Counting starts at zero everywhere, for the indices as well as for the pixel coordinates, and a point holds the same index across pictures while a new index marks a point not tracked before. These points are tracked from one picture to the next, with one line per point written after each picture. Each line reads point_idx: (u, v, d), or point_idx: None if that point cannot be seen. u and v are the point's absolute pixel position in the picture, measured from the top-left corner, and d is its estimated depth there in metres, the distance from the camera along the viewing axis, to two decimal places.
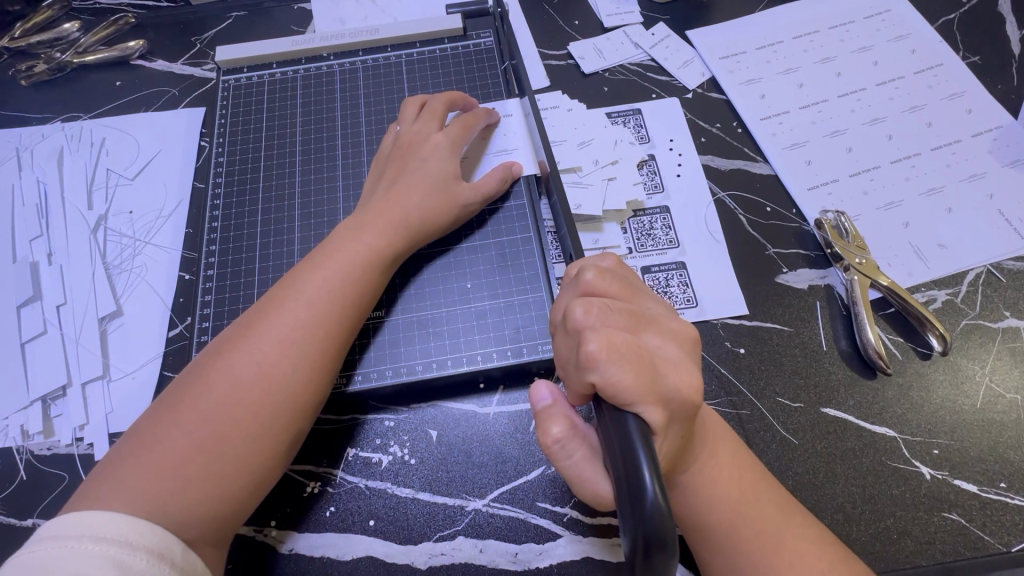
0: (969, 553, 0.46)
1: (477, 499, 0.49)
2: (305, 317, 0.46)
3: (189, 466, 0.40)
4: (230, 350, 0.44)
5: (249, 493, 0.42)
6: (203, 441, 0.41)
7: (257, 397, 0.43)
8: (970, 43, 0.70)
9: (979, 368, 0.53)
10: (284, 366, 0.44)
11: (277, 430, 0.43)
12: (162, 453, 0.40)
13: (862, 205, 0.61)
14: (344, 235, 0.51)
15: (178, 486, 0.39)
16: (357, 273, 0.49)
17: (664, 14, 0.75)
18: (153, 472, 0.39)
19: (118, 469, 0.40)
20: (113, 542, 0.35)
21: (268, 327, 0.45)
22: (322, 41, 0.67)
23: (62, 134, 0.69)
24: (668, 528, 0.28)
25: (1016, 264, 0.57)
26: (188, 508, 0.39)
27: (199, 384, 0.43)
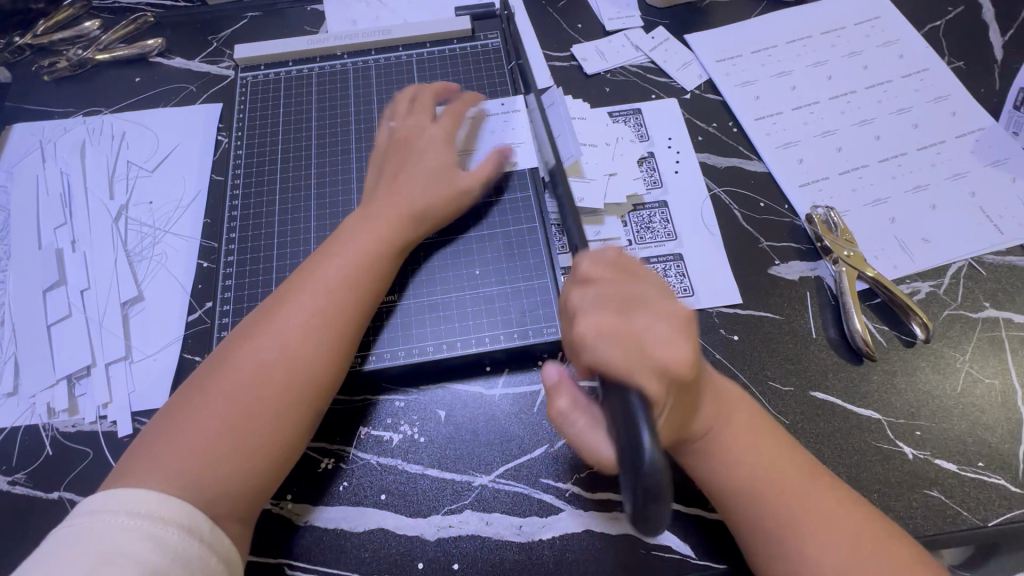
0: (948, 527, 0.49)
1: (484, 475, 0.52)
2: (323, 303, 0.48)
3: (219, 443, 0.43)
4: (254, 336, 0.47)
5: (273, 470, 0.45)
6: (230, 421, 0.43)
7: (280, 379, 0.45)
8: (955, 49, 0.74)
9: (959, 355, 0.56)
10: (304, 350, 0.47)
11: (298, 410, 0.46)
12: (192, 433, 0.43)
13: (851, 202, 0.64)
14: (355, 226, 0.53)
15: (208, 463, 0.42)
16: (371, 261, 0.51)
17: (663, 19, 0.78)
18: (184, 452, 0.42)
19: (151, 449, 0.42)
20: (146, 517, 0.38)
21: (287, 313, 0.48)
22: (335, 40, 0.69)
23: (83, 127, 0.71)
24: (662, 479, 0.31)
25: (996, 258, 0.60)
26: (217, 485, 0.42)
27: (224, 368, 0.45)
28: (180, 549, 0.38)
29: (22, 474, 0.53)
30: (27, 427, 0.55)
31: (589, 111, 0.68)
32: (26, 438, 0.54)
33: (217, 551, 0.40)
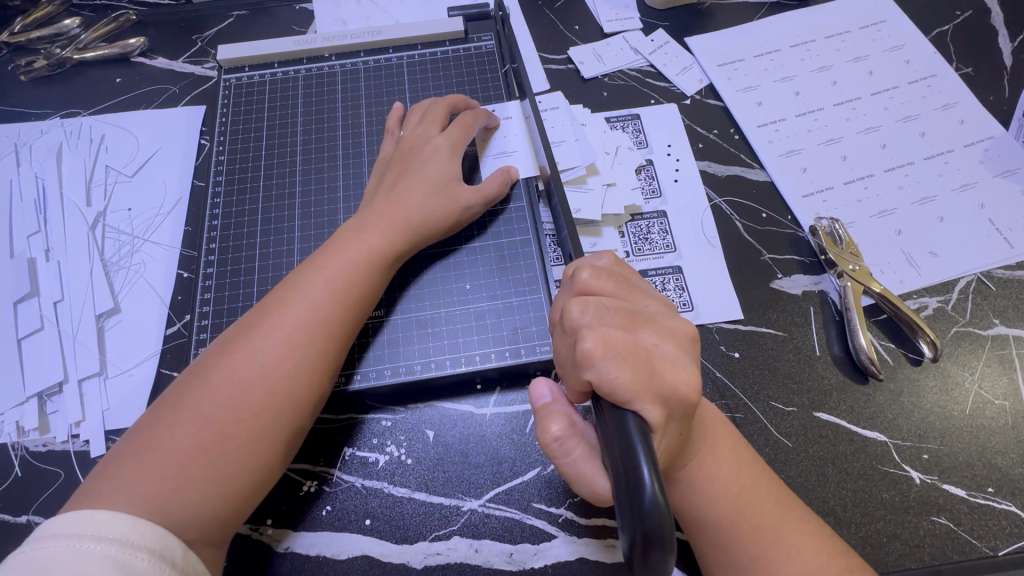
0: (957, 556, 0.47)
1: (473, 500, 0.50)
2: (306, 318, 0.46)
3: (191, 466, 0.40)
4: (232, 351, 0.44)
5: (249, 493, 0.42)
6: (203, 441, 0.41)
7: (259, 398, 0.43)
8: (963, 55, 0.72)
9: (968, 374, 0.53)
10: (285, 367, 0.44)
11: (279, 430, 0.43)
12: (165, 453, 0.40)
13: (856, 213, 0.61)
14: (350, 236, 0.51)
15: (180, 485, 0.40)
16: (360, 274, 0.49)
17: (663, 21, 0.75)
18: (155, 473, 0.40)
19: (121, 469, 0.40)
20: (115, 542, 0.36)
21: (269, 326, 0.45)
22: (323, 41, 0.67)
23: (61, 130, 0.69)
24: (665, 520, 0.28)
25: (1005, 273, 0.58)
26: (189, 507, 0.39)
27: (201, 384, 0.43)
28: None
29: None
30: None
31: (588, 116, 0.66)
32: None
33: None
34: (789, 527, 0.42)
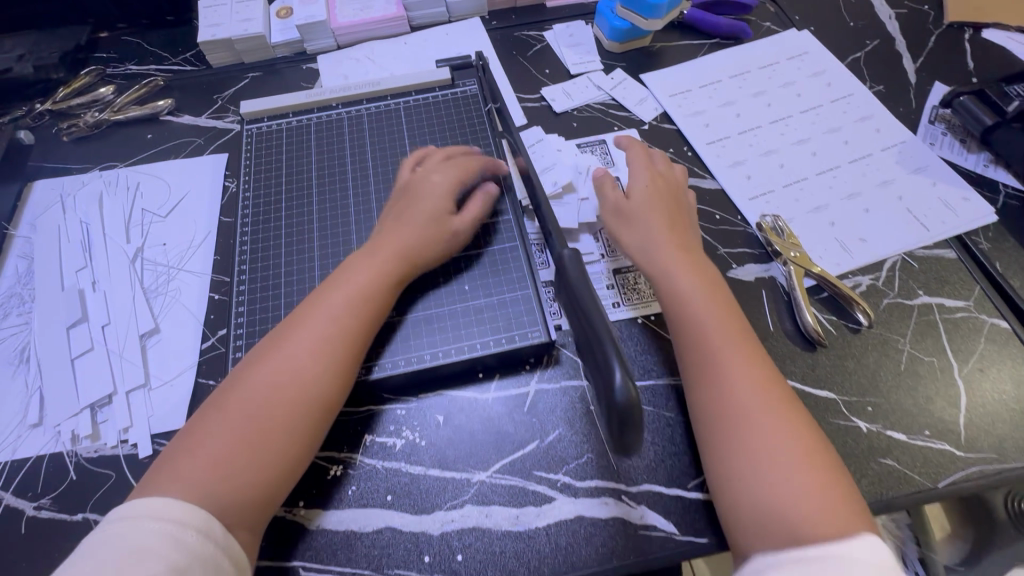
0: (901, 490, 0.55)
1: (482, 472, 0.57)
2: (331, 331, 0.54)
3: (234, 459, 0.47)
4: (268, 360, 0.52)
5: (281, 482, 0.49)
6: (242, 438, 0.48)
7: (292, 399, 0.50)
8: (875, 76, 0.84)
9: (901, 338, 0.62)
10: (310, 375, 0.52)
11: (306, 427, 0.51)
12: (210, 449, 0.47)
13: (795, 210, 0.72)
14: (361, 263, 0.59)
15: (224, 476, 0.46)
16: (373, 292, 0.57)
17: (621, 62, 0.88)
18: (202, 466, 0.46)
19: (173, 466, 0.46)
20: (169, 522, 0.42)
21: (296, 341, 0.53)
22: (330, 93, 0.78)
23: (100, 180, 0.78)
24: (631, 399, 0.38)
25: (925, 252, 0.68)
26: (231, 495, 0.46)
27: (240, 391, 0.50)
28: (197, 549, 0.42)
29: (48, 499, 0.56)
30: (52, 455, 0.58)
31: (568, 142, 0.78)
32: (50, 466, 0.58)
33: (226, 553, 0.44)
34: (803, 472, 0.46)
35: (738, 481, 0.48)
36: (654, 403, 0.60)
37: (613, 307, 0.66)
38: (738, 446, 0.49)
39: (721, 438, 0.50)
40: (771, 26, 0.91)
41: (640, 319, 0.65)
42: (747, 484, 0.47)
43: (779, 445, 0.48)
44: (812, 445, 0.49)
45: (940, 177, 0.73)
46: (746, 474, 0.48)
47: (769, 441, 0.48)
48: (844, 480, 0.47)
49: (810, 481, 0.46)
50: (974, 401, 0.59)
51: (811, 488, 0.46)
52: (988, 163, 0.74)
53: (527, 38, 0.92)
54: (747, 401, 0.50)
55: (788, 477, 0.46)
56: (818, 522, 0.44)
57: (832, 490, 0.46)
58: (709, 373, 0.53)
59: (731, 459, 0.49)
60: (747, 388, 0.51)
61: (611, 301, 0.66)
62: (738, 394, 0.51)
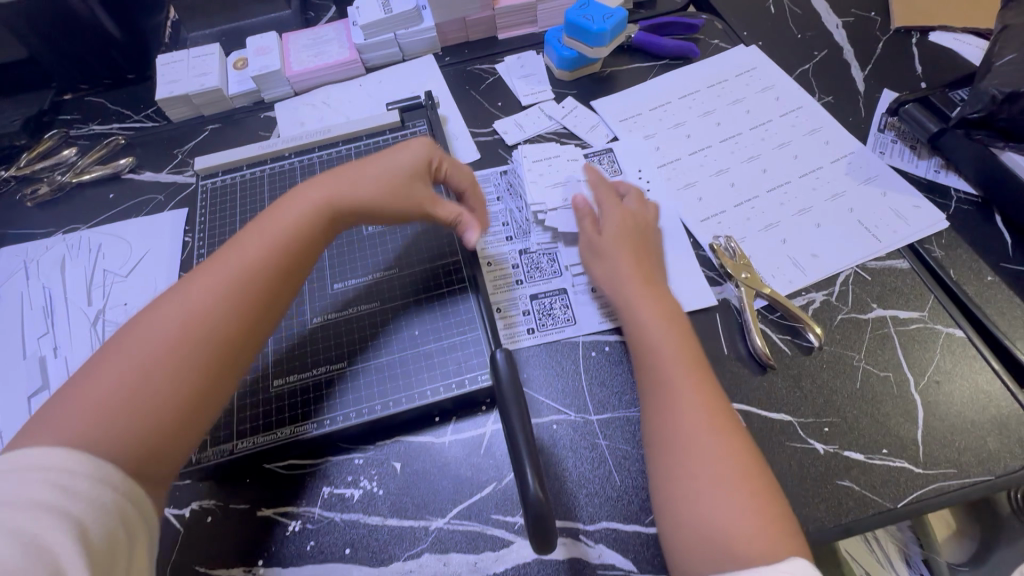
0: (861, 513, 0.54)
1: (439, 518, 0.56)
2: (245, 271, 0.53)
3: (129, 400, 0.45)
4: (170, 303, 0.50)
5: (177, 428, 0.47)
6: (134, 378, 0.46)
7: (193, 336, 0.49)
8: (824, 87, 0.85)
9: (855, 354, 0.62)
10: (211, 315, 0.50)
11: (212, 366, 0.49)
12: (98, 391, 0.45)
13: (746, 229, 0.72)
14: (280, 209, 0.58)
15: (118, 415, 0.45)
16: (285, 239, 0.56)
17: (572, 90, 0.89)
18: (88, 407, 0.44)
19: (55, 413, 0.44)
20: (50, 471, 0.40)
21: (197, 282, 0.52)
22: (282, 143, 0.79)
23: (62, 244, 0.79)
24: (545, 509, 0.42)
25: (878, 263, 0.68)
26: (123, 437, 0.44)
27: (138, 330, 0.49)
28: (88, 497, 0.40)
29: None
30: None
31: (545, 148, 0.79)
32: None
33: (126, 500, 0.42)
34: (740, 497, 0.46)
35: (681, 504, 0.47)
36: (611, 436, 0.59)
37: None
38: (681, 471, 0.48)
39: (665, 456, 0.50)
40: (720, 43, 0.92)
41: (594, 351, 0.64)
42: (688, 510, 0.47)
43: (716, 474, 0.47)
44: (750, 477, 0.47)
45: (890, 187, 0.73)
46: (684, 496, 0.47)
47: (707, 467, 0.48)
48: (782, 509, 0.47)
49: (749, 509, 0.46)
50: (932, 415, 0.58)
51: (744, 513, 0.45)
52: (939, 168, 0.74)
53: (479, 72, 0.93)
54: (689, 426, 0.50)
55: (723, 502, 0.46)
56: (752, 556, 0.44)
57: (770, 517, 0.46)
58: (656, 394, 0.53)
59: (675, 480, 0.48)
60: (690, 415, 0.51)
61: None
62: (683, 421, 0.50)
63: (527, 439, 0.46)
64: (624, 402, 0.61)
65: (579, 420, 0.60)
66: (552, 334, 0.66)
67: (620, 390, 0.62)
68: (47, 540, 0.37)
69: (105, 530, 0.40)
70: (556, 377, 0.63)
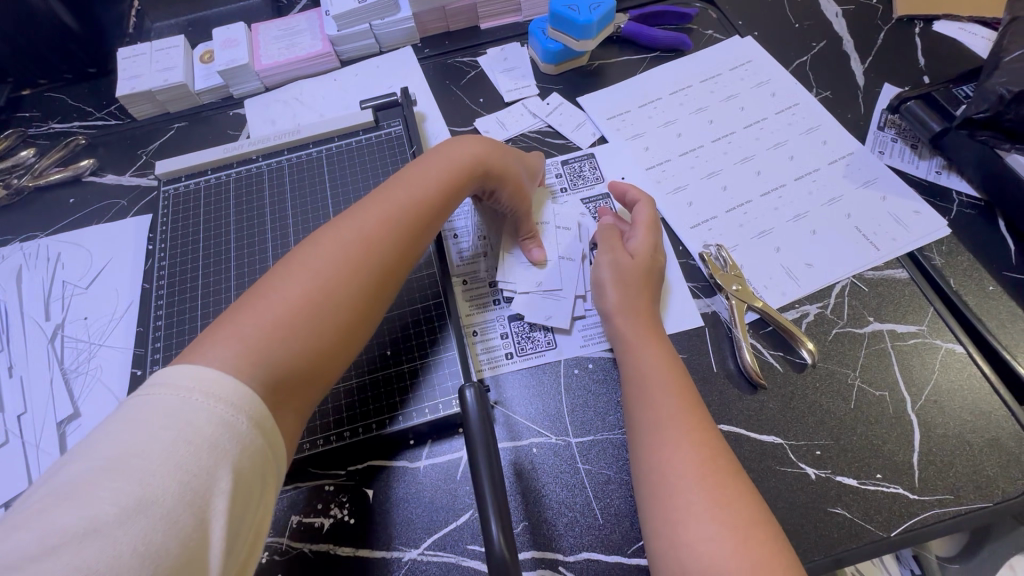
0: (853, 543, 0.52)
1: (412, 549, 0.54)
2: (389, 225, 0.52)
3: (287, 325, 0.43)
4: (344, 240, 0.49)
5: (311, 374, 0.44)
6: (309, 303, 0.45)
7: (353, 276, 0.48)
8: (822, 81, 0.80)
9: (850, 371, 0.59)
10: (380, 258, 0.50)
11: (345, 311, 0.47)
12: (277, 307, 0.44)
13: (739, 237, 0.68)
14: (426, 165, 0.57)
15: (281, 341, 0.42)
16: (424, 203, 0.55)
17: (557, 85, 0.84)
18: (263, 321, 0.43)
19: (235, 322, 0.42)
20: (220, 403, 0.36)
21: (379, 219, 0.52)
22: (249, 146, 0.74)
23: (20, 254, 0.75)
24: (509, 561, 0.42)
25: (875, 273, 0.64)
26: (290, 369, 0.42)
27: (316, 251, 0.48)
28: (249, 445, 0.36)
29: None
30: None
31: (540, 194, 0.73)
32: None
33: (274, 448, 0.39)
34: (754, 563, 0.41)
35: (674, 552, 0.44)
36: (592, 460, 0.57)
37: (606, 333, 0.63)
38: (674, 515, 0.45)
39: (659, 507, 0.46)
40: (713, 34, 0.87)
41: (576, 369, 0.62)
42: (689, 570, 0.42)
43: (713, 518, 0.43)
44: (749, 522, 0.43)
45: (890, 191, 0.69)
46: (686, 556, 0.43)
47: (711, 524, 0.43)
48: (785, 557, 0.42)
49: (748, 562, 0.41)
50: (929, 438, 0.55)
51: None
52: (941, 169, 0.71)
53: (459, 65, 0.88)
54: (680, 464, 0.47)
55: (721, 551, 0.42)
56: None
57: None
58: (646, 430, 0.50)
59: (672, 532, 0.44)
60: (683, 452, 0.47)
61: None
62: (675, 459, 0.47)
63: (491, 477, 0.47)
64: (607, 424, 0.58)
65: (559, 443, 0.58)
66: (532, 359, 0.63)
67: (603, 410, 0.59)
68: (202, 483, 0.34)
69: (253, 478, 0.36)
70: (537, 398, 0.60)
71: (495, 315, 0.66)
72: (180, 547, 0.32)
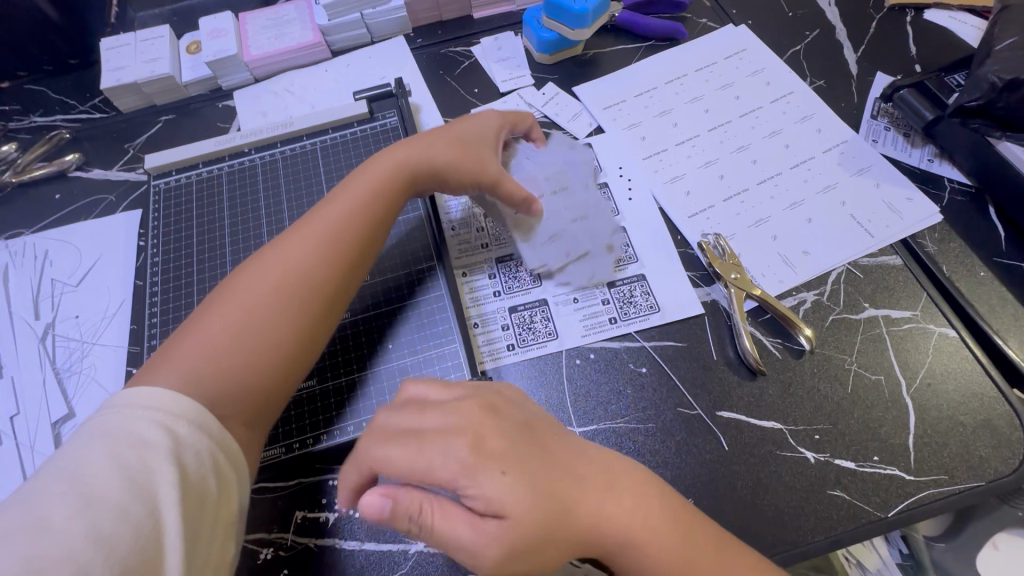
0: (853, 524, 0.53)
1: (419, 541, 0.54)
2: (321, 241, 0.54)
3: (223, 346, 0.47)
4: (276, 260, 0.52)
5: (257, 385, 0.48)
6: (242, 324, 0.49)
7: (285, 295, 0.51)
8: (816, 70, 0.81)
9: (847, 356, 0.60)
10: (310, 273, 0.52)
11: (279, 326, 0.50)
12: (214, 332, 0.48)
13: (736, 226, 0.69)
14: (356, 180, 0.59)
15: (218, 360, 0.47)
16: (358, 214, 0.57)
17: (552, 74, 0.84)
18: (203, 344, 0.47)
19: (173, 347, 0.47)
20: (160, 414, 0.41)
21: (302, 241, 0.54)
22: (242, 139, 0.73)
23: (6, 251, 0.74)
24: None
25: (870, 260, 0.65)
26: (225, 387, 0.46)
27: (244, 279, 0.51)
28: (189, 444, 0.41)
29: None
30: None
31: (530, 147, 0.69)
32: None
33: (223, 447, 0.43)
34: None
35: None
36: None
37: (608, 323, 0.64)
38: None
39: None
40: (708, 23, 0.87)
41: (579, 360, 0.62)
42: None
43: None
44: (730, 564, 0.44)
45: (884, 178, 0.70)
46: None
47: None
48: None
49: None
50: (923, 421, 0.57)
51: None
52: (933, 157, 0.72)
53: (453, 55, 0.87)
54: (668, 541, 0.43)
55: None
56: None
57: None
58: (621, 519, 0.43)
59: None
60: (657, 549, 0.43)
61: (607, 316, 0.64)
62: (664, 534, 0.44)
63: None
64: (609, 413, 0.59)
65: None
66: (534, 349, 0.63)
67: (606, 399, 0.59)
68: (149, 480, 0.38)
69: (199, 476, 0.41)
70: (539, 390, 0.60)
71: (498, 306, 0.65)
72: (134, 533, 0.36)
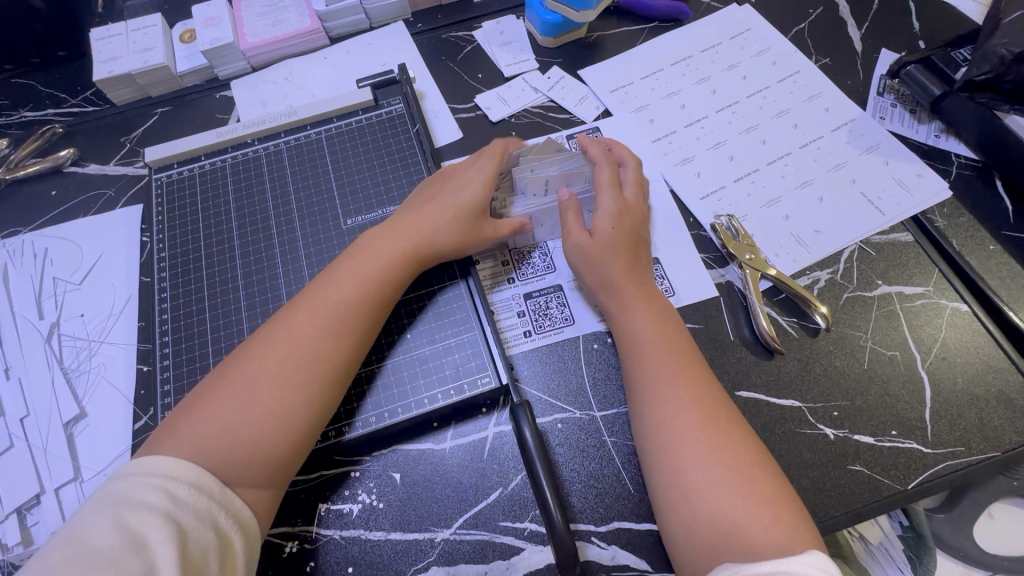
0: (873, 498, 0.54)
1: (445, 529, 0.54)
2: (332, 301, 0.53)
3: (234, 419, 0.46)
4: (289, 325, 0.52)
5: (270, 455, 0.47)
6: (251, 391, 0.48)
7: (298, 359, 0.50)
8: (821, 48, 0.81)
9: (862, 333, 0.61)
10: (323, 335, 0.52)
11: (291, 392, 0.49)
12: (225, 403, 0.47)
13: (748, 206, 0.69)
14: (369, 248, 0.58)
15: (228, 433, 0.46)
16: (367, 270, 0.56)
17: (557, 58, 0.83)
18: (213, 417, 0.46)
19: (181, 419, 0.47)
20: (162, 477, 0.42)
21: (308, 307, 0.53)
22: (244, 129, 0.71)
23: (3, 251, 0.72)
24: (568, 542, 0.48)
25: (882, 238, 0.66)
26: (227, 464, 0.45)
27: (252, 350, 0.51)
28: (189, 504, 0.41)
29: None
30: None
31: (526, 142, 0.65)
32: None
33: (226, 507, 0.43)
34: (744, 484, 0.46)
35: (685, 500, 0.46)
36: (617, 433, 0.57)
37: None
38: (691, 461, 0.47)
39: (663, 461, 0.48)
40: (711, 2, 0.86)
41: (597, 344, 0.62)
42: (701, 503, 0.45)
43: (715, 465, 0.46)
44: (747, 468, 0.47)
45: (893, 155, 0.70)
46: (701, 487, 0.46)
47: (707, 461, 0.47)
48: (786, 493, 0.46)
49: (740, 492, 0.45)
50: (939, 395, 0.57)
51: (751, 504, 0.45)
52: (940, 133, 0.72)
53: (456, 39, 0.85)
54: (672, 418, 0.49)
55: (742, 511, 0.44)
56: (764, 545, 0.42)
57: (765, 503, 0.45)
58: (635, 405, 0.52)
59: (678, 477, 0.47)
60: (681, 405, 0.50)
61: None
62: (669, 414, 0.49)
63: (542, 457, 0.52)
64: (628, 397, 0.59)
65: (584, 418, 0.58)
66: (551, 336, 0.62)
67: None
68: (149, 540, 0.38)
69: (200, 533, 0.41)
70: (557, 375, 0.60)
71: (515, 292, 0.65)
72: None
